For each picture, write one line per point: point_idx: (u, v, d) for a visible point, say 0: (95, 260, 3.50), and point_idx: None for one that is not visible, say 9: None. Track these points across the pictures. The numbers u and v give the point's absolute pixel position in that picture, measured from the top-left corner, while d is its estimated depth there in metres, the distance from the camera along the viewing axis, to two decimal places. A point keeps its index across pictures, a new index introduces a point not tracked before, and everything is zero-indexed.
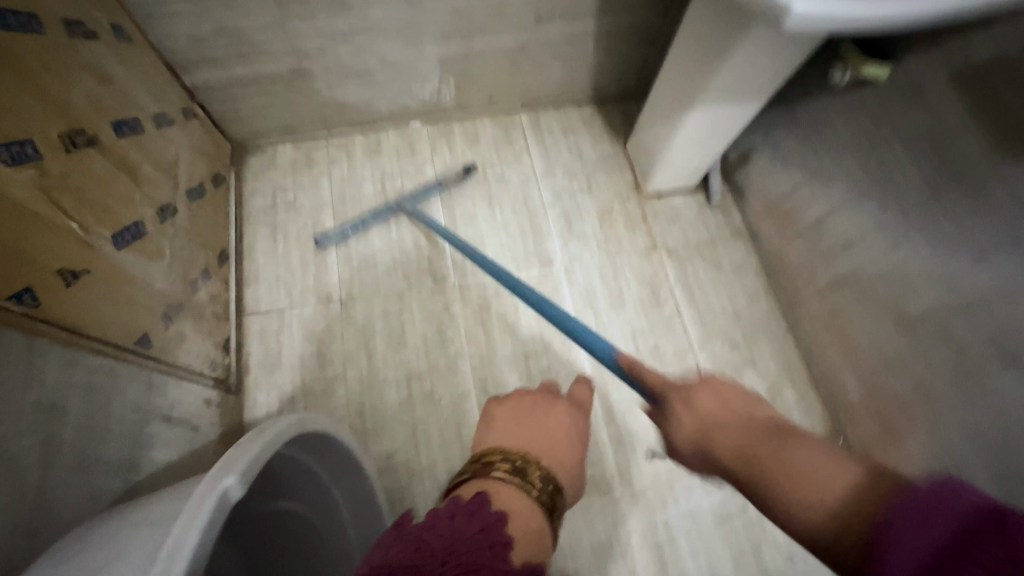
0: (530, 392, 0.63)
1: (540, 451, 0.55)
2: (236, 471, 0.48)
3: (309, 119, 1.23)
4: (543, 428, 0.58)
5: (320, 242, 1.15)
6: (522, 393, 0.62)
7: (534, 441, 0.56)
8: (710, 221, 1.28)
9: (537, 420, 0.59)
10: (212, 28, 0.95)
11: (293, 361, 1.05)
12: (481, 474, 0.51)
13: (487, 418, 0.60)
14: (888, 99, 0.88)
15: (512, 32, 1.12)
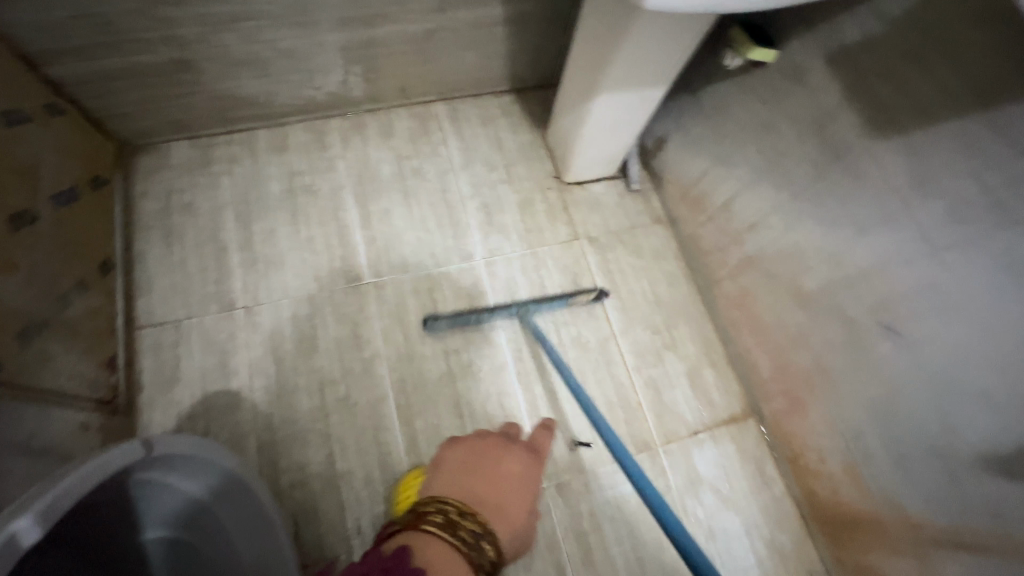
0: (487, 437, 0.83)
1: (482, 501, 0.72)
2: (34, 510, 0.45)
3: (203, 115, 1.14)
4: (490, 476, 0.75)
5: (429, 325, 1.07)
6: (474, 441, 0.81)
7: (476, 487, 0.73)
8: (629, 208, 1.29)
9: (488, 466, 0.77)
10: (70, 14, 0.86)
11: (194, 374, 0.98)
12: (413, 526, 0.64)
13: (441, 461, 0.79)
14: (775, 83, 0.90)
15: (417, 18, 1.08)
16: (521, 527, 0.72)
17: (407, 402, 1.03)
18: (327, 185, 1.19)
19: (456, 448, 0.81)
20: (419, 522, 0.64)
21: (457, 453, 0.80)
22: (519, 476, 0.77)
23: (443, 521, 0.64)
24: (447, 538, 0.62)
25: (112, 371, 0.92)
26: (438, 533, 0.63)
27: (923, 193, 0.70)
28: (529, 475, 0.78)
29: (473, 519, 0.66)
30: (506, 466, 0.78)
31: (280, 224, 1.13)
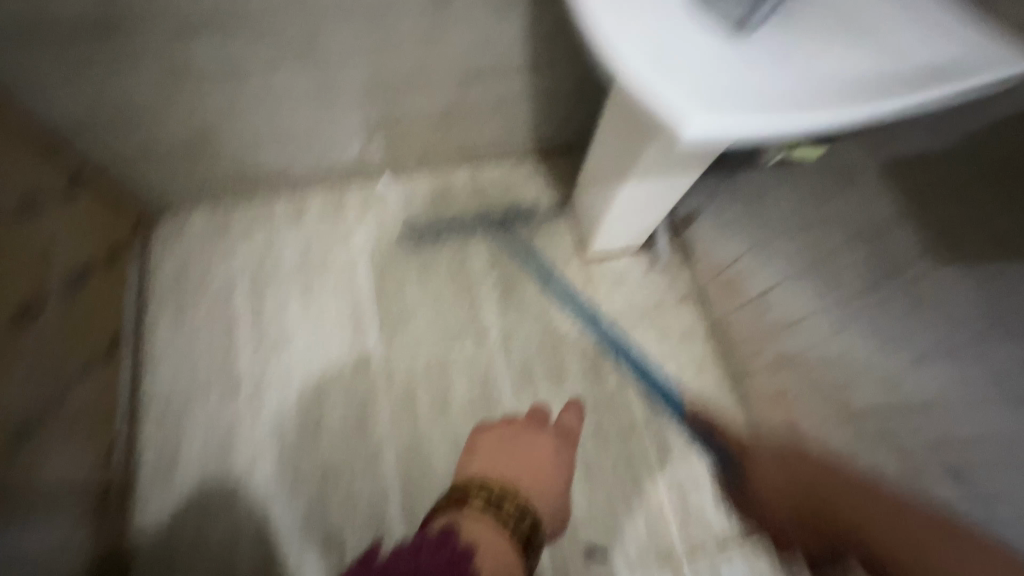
0: (517, 420, 0.77)
1: (523, 483, 0.66)
2: None
3: (223, 186, 1.13)
4: (523, 462, 0.69)
5: (409, 233, 1.19)
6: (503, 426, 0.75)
7: (513, 472, 0.67)
8: (656, 284, 1.21)
9: (521, 448, 0.72)
10: (95, 96, 0.86)
11: (194, 458, 0.95)
12: (461, 506, 0.61)
13: (470, 447, 0.73)
14: (820, 183, 0.85)
15: (439, 92, 1.05)
16: (556, 506, 0.68)
17: (410, 496, 0.97)
18: (341, 256, 1.16)
19: (488, 432, 0.75)
20: (463, 503, 0.62)
21: (490, 437, 0.73)
22: (548, 457, 0.71)
23: (487, 501, 0.62)
24: (494, 521, 0.59)
25: (108, 464, 0.91)
26: (484, 514, 0.60)
27: (994, 333, 0.60)
28: (564, 458, 0.73)
29: (511, 502, 0.62)
30: (540, 448, 0.72)
31: (292, 298, 1.10)
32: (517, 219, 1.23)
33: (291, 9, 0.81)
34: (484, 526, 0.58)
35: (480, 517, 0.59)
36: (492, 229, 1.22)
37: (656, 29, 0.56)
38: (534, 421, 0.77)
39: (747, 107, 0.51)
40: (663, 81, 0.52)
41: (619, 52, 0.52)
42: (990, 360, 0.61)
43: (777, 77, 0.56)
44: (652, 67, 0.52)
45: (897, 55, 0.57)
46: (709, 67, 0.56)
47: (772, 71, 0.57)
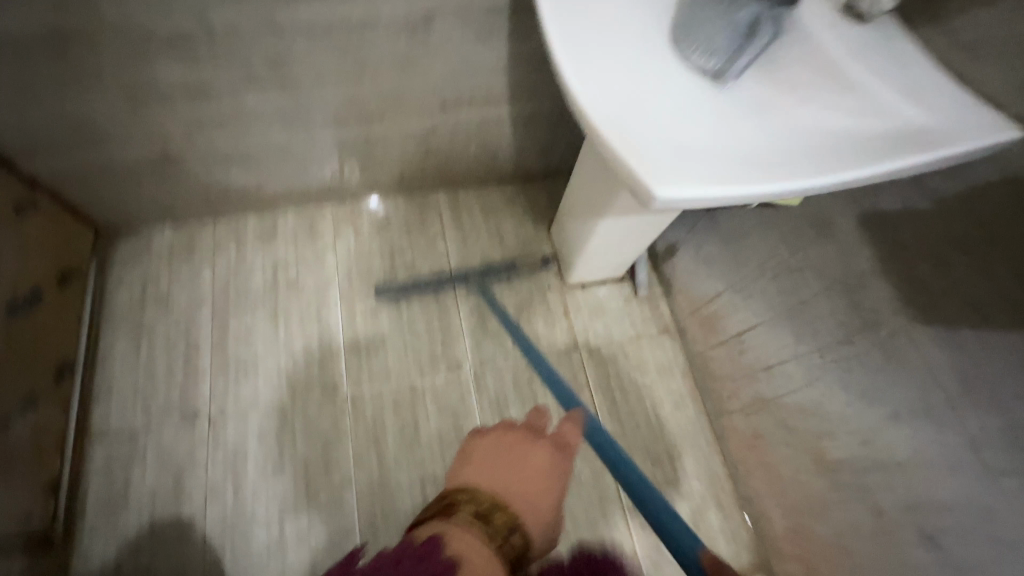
0: (512, 426, 0.70)
1: (514, 490, 0.62)
2: None
3: (190, 205, 1.08)
4: (519, 477, 0.63)
5: (378, 292, 1.12)
6: (502, 430, 0.69)
7: (505, 484, 0.62)
8: (635, 316, 1.19)
9: (515, 456, 0.66)
10: (47, 117, 0.81)
11: (144, 495, 0.90)
12: (445, 518, 0.56)
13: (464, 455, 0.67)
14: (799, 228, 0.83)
15: (418, 117, 1.02)
16: (552, 525, 0.63)
17: (373, 537, 0.93)
18: (312, 280, 1.12)
19: (481, 440, 0.68)
20: (451, 509, 0.58)
21: (485, 447, 0.67)
22: (544, 471, 0.65)
23: (476, 510, 0.58)
24: (480, 536, 0.54)
25: (53, 497, 0.84)
26: (470, 528, 0.55)
27: (973, 399, 0.59)
28: (560, 479, 0.65)
29: (502, 514, 0.58)
30: (535, 460, 0.66)
31: (258, 323, 1.06)
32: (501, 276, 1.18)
33: (261, 33, 0.77)
34: (469, 540, 0.52)
35: (466, 531, 0.54)
36: (471, 285, 1.16)
37: (630, 97, 0.57)
38: (531, 431, 0.69)
39: (721, 172, 0.49)
40: (636, 144, 0.50)
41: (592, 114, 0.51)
42: (970, 426, 0.60)
43: (751, 145, 0.56)
44: (624, 130, 0.51)
45: (879, 119, 0.55)
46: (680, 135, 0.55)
47: (745, 139, 0.57)
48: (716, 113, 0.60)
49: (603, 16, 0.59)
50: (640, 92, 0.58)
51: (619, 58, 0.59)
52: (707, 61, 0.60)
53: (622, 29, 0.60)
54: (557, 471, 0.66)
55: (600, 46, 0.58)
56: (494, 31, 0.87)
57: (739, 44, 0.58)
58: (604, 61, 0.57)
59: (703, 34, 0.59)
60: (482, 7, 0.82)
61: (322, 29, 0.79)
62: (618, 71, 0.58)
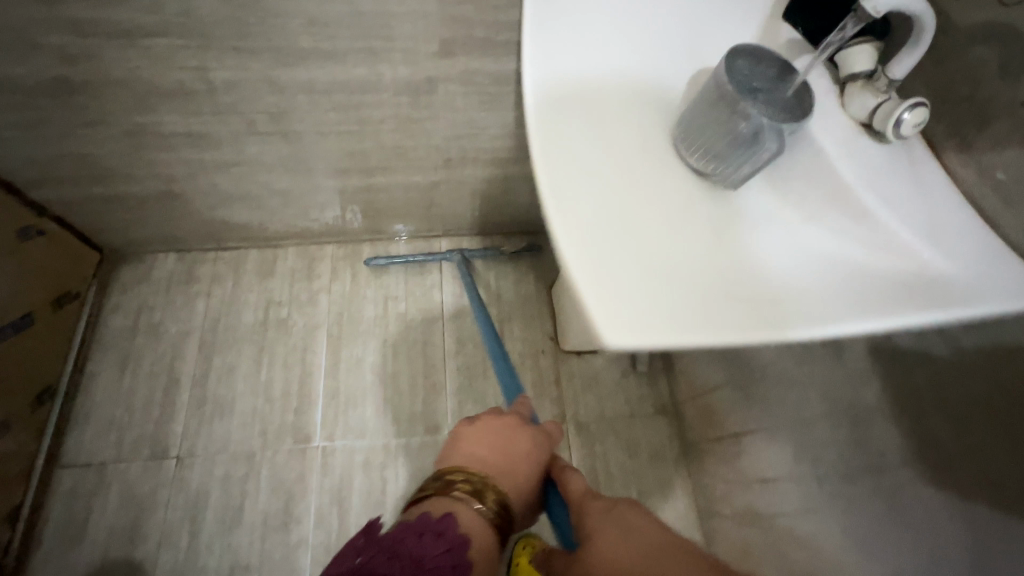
0: (501, 413, 0.51)
1: (507, 467, 0.47)
2: None
3: (193, 236, 1.09)
4: (514, 449, 0.48)
5: (369, 262, 1.15)
6: (495, 415, 0.50)
7: (498, 461, 0.47)
8: (630, 393, 1.12)
9: (509, 434, 0.49)
10: (54, 153, 0.83)
11: (100, 533, 0.89)
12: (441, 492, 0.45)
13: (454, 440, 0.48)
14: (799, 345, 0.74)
15: (422, 172, 1.01)
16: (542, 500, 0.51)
17: None
18: (302, 321, 1.11)
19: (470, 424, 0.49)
20: (446, 488, 0.45)
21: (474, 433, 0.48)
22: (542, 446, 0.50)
23: (472, 490, 0.44)
24: (479, 509, 0.44)
25: (10, 526, 0.85)
26: (472, 502, 0.44)
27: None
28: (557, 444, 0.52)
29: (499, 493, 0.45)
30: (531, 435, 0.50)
31: (241, 362, 1.05)
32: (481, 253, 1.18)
33: (261, 89, 0.77)
34: (474, 517, 0.43)
35: (467, 505, 0.44)
36: (455, 260, 1.17)
37: (617, 206, 0.52)
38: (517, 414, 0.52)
39: (694, 314, 0.45)
40: (601, 272, 0.46)
41: (560, 231, 0.48)
42: None
43: (748, 272, 0.50)
44: (592, 253, 0.47)
45: (898, 258, 0.49)
46: (666, 254, 0.51)
47: (744, 262, 0.51)
48: (717, 225, 0.54)
49: (601, 115, 0.56)
50: (631, 198, 0.54)
51: (614, 159, 0.55)
52: (709, 163, 0.55)
53: (621, 127, 0.56)
54: (548, 440, 0.51)
55: (592, 147, 0.54)
56: (501, 98, 0.84)
57: (742, 152, 0.52)
58: (592, 164, 0.54)
59: (706, 137, 0.54)
60: (488, 76, 0.80)
61: (323, 88, 0.78)
62: (609, 173, 0.54)
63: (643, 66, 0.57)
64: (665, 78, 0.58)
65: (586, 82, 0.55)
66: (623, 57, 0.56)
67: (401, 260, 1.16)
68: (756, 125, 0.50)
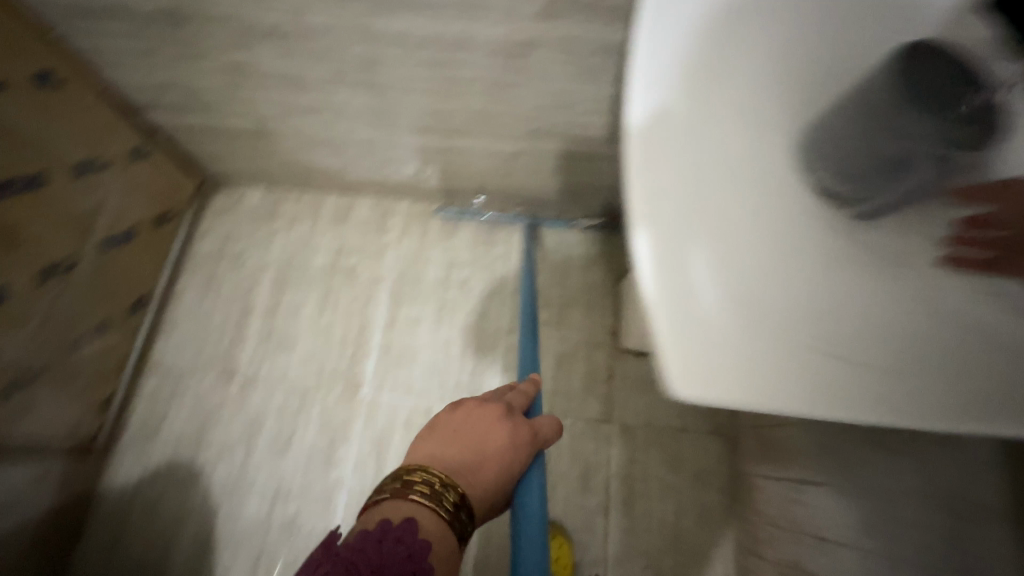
0: (475, 403, 0.51)
1: (471, 462, 0.46)
2: None
3: (280, 175, 1.14)
4: (477, 442, 0.47)
5: (440, 213, 1.17)
6: (465, 408, 0.50)
7: (460, 456, 0.46)
8: (685, 406, 1.05)
9: (474, 427, 0.48)
10: (162, 81, 0.87)
11: (172, 434, 0.99)
12: (397, 494, 0.43)
13: (423, 432, 0.49)
14: None
15: (504, 140, 0.95)
16: (512, 495, 0.48)
17: None
18: (368, 273, 1.13)
19: (441, 417, 0.50)
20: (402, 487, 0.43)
21: (440, 429, 0.49)
22: (513, 439, 0.48)
23: (429, 489, 0.43)
24: (437, 511, 0.42)
25: (103, 412, 0.96)
26: (427, 504, 0.42)
27: None
28: (534, 435, 0.50)
29: (458, 491, 0.43)
30: (499, 431, 0.48)
31: (308, 303, 1.10)
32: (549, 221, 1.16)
33: (354, 38, 0.74)
34: (431, 518, 0.41)
35: (422, 506, 0.42)
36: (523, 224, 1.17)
37: (716, 215, 0.45)
38: (491, 402, 0.51)
39: (784, 369, 0.39)
40: (683, 301, 0.41)
41: (643, 245, 0.42)
42: None
43: (866, 317, 0.42)
44: (677, 277, 0.41)
45: None
46: (768, 281, 0.43)
47: (863, 304, 0.43)
48: (834, 253, 0.45)
49: (717, 99, 0.46)
50: (736, 208, 0.46)
51: (724, 158, 0.46)
52: (834, 185, 0.46)
53: (739, 117, 0.47)
54: (523, 436, 0.49)
55: (701, 140, 0.46)
56: (600, 70, 0.76)
57: (876, 180, 0.44)
58: (696, 161, 0.45)
59: (842, 151, 0.45)
60: (591, 44, 0.72)
61: (415, 42, 0.74)
62: (714, 174, 0.46)
63: (784, 39, 0.46)
64: (809, 57, 0.47)
65: (709, 64, 0.45)
66: (761, 24, 0.45)
67: (473, 214, 1.17)
68: (903, 147, 0.41)
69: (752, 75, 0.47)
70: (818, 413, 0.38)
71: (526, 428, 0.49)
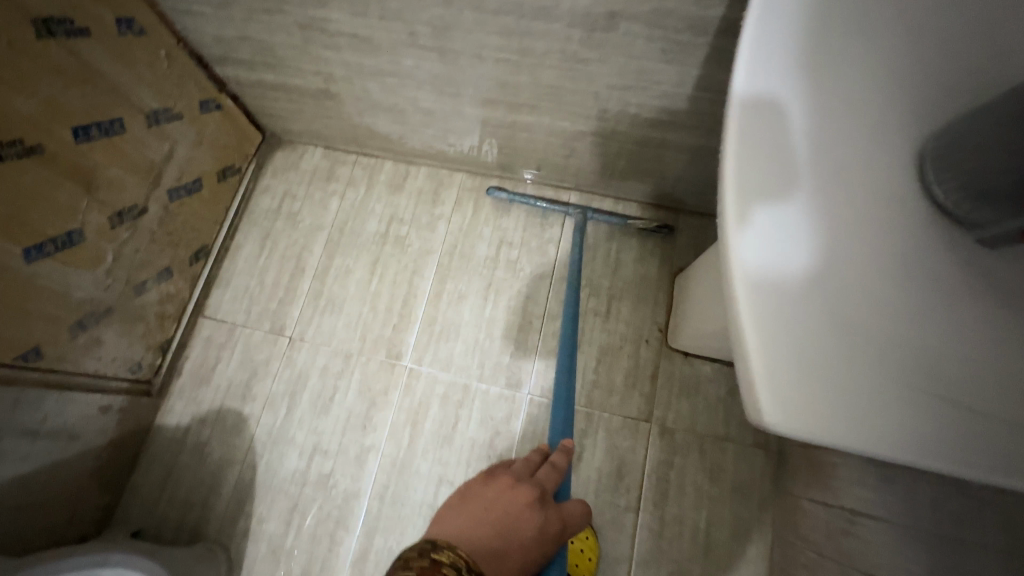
0: (514, 470, 0.67)
1: (491, 549, 0.57)
2: None
3: (340, 137, 1.13)
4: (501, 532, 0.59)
5: (491, 192, 1.12)
6: (505, 484, 0.64)
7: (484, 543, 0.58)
8: (731, 414, 1.00)
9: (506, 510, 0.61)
10: (236, 34, 0.87)
11: (222, 382, 1.03)
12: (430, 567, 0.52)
13: (465, 494, 0.65)
14: None
15: (571, 118, 0.91)
16: None
17: (375, 508, 0.95)
18: (418, 243, 1.12)
19: (487, 481, 0.66)
20: (434, 563, 0.52)
21: (488, 491, 0.64)
22: (529, 539, 0.59)
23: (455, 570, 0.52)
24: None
25: (161, 354, 1.00)
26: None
27: None
28: (551, 534, 0.61)
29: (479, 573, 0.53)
30: (521, 526, 0.59)
31: (357, 268, 1.11)
32: (604, 218, 1.09)
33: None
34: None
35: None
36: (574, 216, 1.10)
37: (824, 222, 0.39)
38: (525, 484, 0.64)
39: (889, 409, 0.34)
40: (779, 318, 0.35)
41: (737, 249, 0.37)
42: None
43: (986, 358, 0.37)
44: (774, 289, 0.36)
45: None
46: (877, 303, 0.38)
47: (982, 342, 0.37)
48: (952, 280, 0.40)
49: (835, 90, 0.41)
50: (846, 215, 0.40)
51: (836, 157, 0.41)
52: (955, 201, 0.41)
53: (857, 114, 0.41)
54: (545, 530, 0.61)
55: (813, 132, 0.40)
56: (688, 49, 0.70)
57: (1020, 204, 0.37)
58: (805, 157, 0.40)
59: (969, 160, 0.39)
60: (681, 20, 0.66)
61: (493, 7, 0.70)
62: (825, 175, 0.40)
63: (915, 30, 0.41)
64: (944, 56, 0.41)
65: (828, 48, 0.40)
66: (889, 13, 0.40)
67: (522, 199, 1.11)
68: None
69: (876, 66, 0.41)
70: (922, 461, 0.33)
71: (547, 522, 0.61)
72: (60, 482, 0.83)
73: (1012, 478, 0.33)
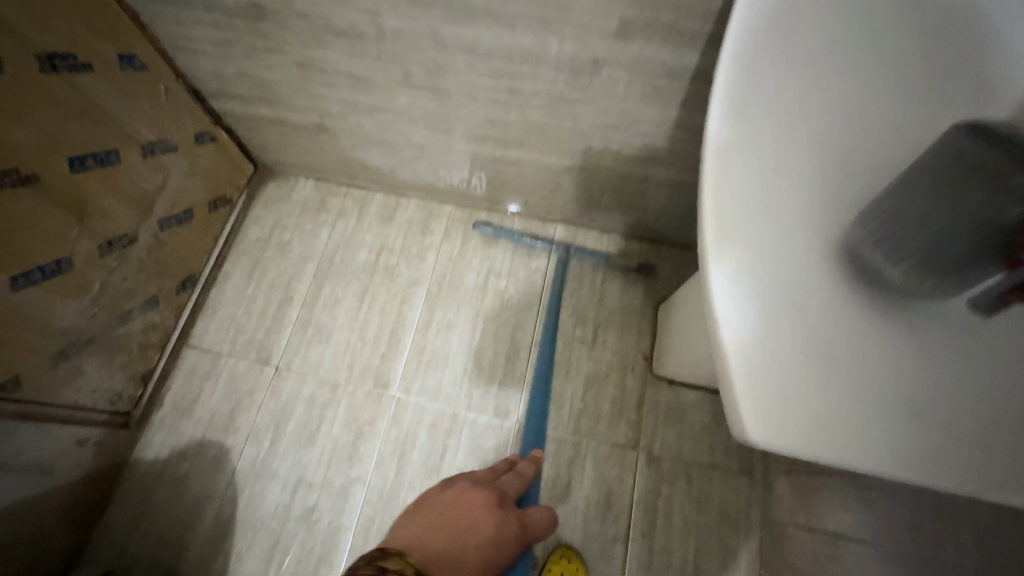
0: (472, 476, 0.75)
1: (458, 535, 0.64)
2: None
3: (332, 170, 1.16)
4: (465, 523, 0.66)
5: (477, 227, 1.16)
6: (464, 490, 0.71)
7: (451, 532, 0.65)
8: (717, 441, 1.01)
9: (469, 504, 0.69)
10: (235, 71, 0.90)
11: (204, 413, 1.01)
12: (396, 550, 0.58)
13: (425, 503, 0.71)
14: None
15: (557, 154, 0.95)
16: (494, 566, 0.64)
17: (360, 543, 0.93)
18: (407, 273, 1.14)
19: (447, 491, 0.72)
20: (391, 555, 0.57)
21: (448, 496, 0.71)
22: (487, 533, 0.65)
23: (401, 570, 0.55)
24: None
25: (142, 385, 0.98)
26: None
27: None
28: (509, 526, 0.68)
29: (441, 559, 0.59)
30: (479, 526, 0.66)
31: (347, 296, 1.11)
32: (588, 254, 1.13)
33: (425, 44, 0.76)
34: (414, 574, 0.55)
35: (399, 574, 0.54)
36: (559, 252, 1.15)
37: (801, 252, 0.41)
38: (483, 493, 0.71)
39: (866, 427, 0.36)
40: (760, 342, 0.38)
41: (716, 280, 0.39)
42: None
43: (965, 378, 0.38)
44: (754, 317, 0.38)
45: None
46: (858, 327, 0.39)
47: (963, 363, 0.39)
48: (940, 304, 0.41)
49: (806, 126, 0.43)
50: (822, 246, 0.42)
51: (811, 191, 0.43)
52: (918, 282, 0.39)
53: (828, 148, 0.44)
54: (507, 525, 0.68)
55: (783, 166, 0.43)
56: (667, 92, 0.75)
57: (993, 260, 0.37)
58: (779, 193, 0.43)
59: (924, 225, 0.38)
60: (660, 65, 0.71)
61: (485, 51, 0.75)
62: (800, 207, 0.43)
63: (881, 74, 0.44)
64: (906, 93, 0.44)
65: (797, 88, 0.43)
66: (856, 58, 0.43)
67: (509, 234, 1.15)
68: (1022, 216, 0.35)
69: (847, 106, 0.44)
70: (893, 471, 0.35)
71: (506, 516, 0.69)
72: (28, 520, 0.79)
73: (973, 484, 0.35)
